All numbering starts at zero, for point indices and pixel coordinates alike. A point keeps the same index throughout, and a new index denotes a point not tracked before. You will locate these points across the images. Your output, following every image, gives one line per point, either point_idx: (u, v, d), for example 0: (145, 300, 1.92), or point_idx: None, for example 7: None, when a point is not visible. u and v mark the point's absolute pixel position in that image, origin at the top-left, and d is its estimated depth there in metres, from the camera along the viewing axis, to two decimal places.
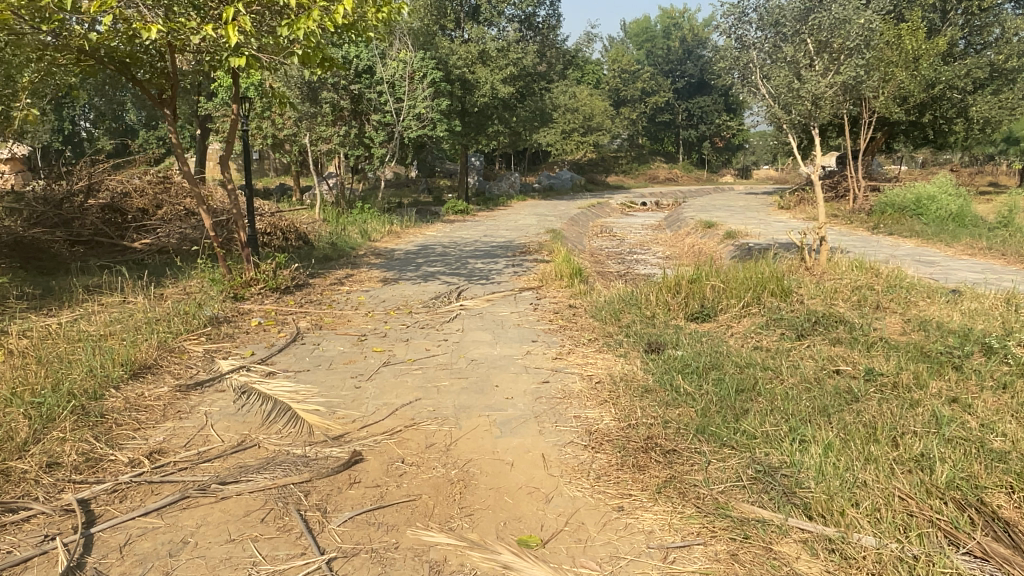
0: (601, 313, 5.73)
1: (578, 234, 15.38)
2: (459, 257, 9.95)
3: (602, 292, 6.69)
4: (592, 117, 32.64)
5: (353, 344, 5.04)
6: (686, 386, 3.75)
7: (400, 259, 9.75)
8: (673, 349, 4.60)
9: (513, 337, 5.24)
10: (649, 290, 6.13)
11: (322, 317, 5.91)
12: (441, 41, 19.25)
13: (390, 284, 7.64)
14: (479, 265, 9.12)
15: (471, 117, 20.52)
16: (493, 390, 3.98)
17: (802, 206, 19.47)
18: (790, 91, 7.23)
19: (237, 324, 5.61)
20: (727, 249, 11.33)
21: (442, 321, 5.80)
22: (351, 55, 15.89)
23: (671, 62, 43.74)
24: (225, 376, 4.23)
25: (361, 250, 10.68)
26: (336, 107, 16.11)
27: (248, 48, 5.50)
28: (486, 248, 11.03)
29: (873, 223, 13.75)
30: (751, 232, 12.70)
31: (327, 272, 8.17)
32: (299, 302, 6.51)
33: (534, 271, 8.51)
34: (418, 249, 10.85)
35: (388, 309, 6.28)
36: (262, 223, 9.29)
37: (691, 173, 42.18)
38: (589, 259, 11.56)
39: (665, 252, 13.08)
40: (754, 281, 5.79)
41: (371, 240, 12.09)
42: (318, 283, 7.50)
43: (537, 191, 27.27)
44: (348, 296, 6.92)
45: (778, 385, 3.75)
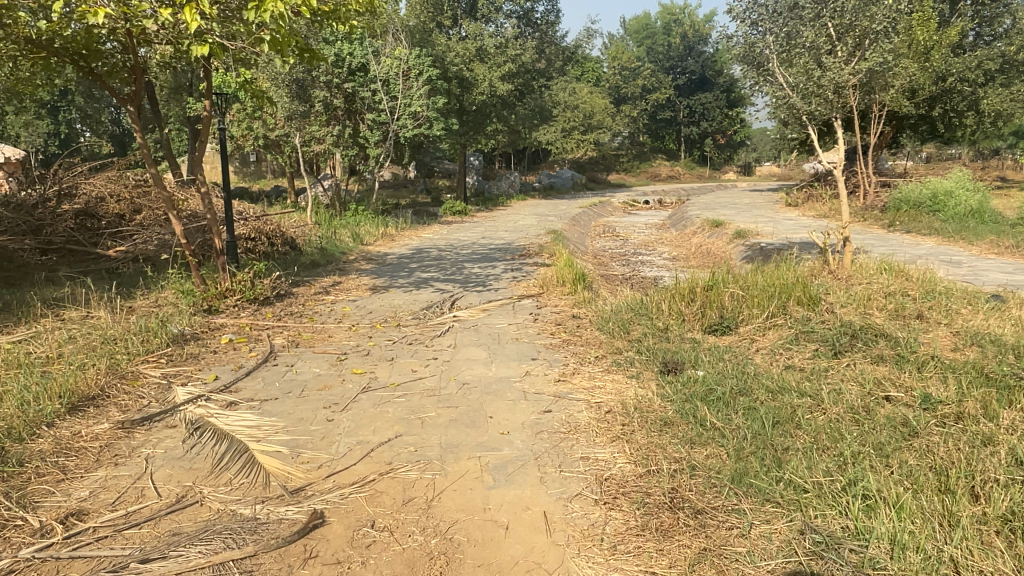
0: (609, 325, 5.17)
1: (580, 234, 14.81)
2: (455, 261, 9.39)
3: (609, 300, 6.14)
4: (593, 114, 32.11)
5: (331, 365, 4.47)
6: (712, 420, 3.20)
7: (393, 264, 9.21)
8: (692, 370, 4.05)
9: (510, 355, 4.66)
10: (660, 299, 5.57)
11: (301, 332, 5.36)
12: (438, 38, 18.69)
13: (379, 293, 7.09)
14: (476, 270, 8.57)
15: (469, 116, 19.97)
16: (486, 423, 3.42)
17: (810, 203, 18.89)
18: (810, 80, 6.68)
19: (204, 342, 5.07)
20: (737, 249, 10.78)
21: (433, 336, 5.23)
22: (344, 52, 15.34)
23: (672, 59, 43.20)
24: (179, 408, 3.68)
25: (352, 254, 10.15)
26: (329, 105, 15.55)
27: (212, 35, 4.92)
28: (484, 251, 10.46)
29: (888, 220, 13.19)
30: (762, 231, 12.13)
31: (313, 280, 7.63)
32: (278, 315, 5.96)
33: (534, 276, 7.96)
34: (413, 253, 10.32)
35: (374, 323, 5.71)
36: (245, 228, 8.76)
37: (693, 171, 41.61)
38: (593, 262, 11.01)
39: (672, 253, 12.53)
40: (777, 287, 5.23)
41: (364, 244, 11.57)
42: (301, 292, 6.96)
43: (537, 191, 26.74)
44: (332, 307, 6.37)
45: (821, 418, 3.20)
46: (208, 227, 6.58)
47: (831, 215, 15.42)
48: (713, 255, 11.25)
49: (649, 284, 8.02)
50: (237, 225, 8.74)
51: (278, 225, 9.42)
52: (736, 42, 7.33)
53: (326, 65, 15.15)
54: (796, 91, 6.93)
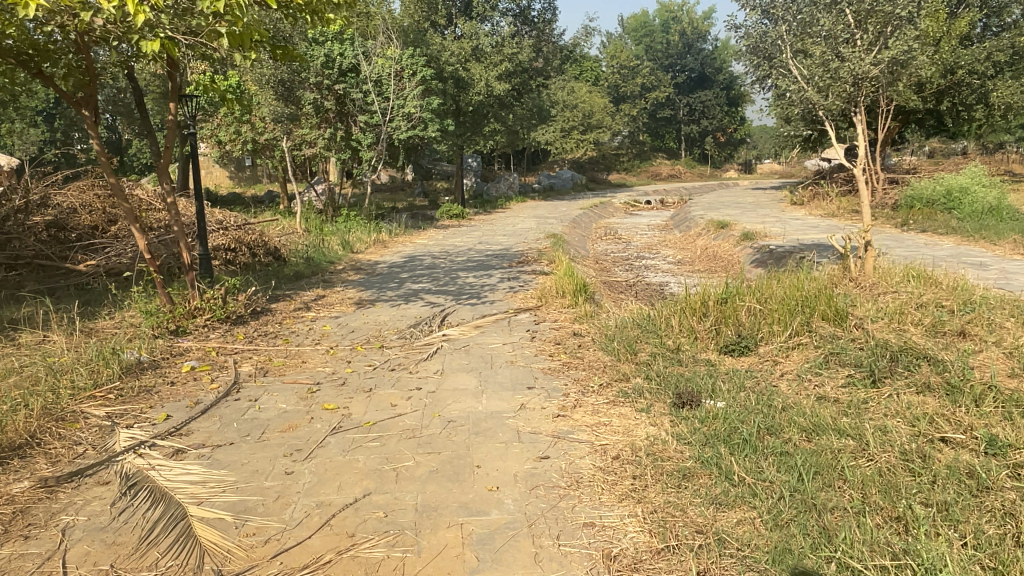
0: (613, 344, 4.65)
1: (580, 237, 14.30)
2: (449, 269, 8.86)
3: (613, 314, 5.62)
4: (592, 114, 31.61)
5: (301, 399, 3.95)
6: (738, 471, 2.69)
7: (383, 274, 8.70)
8: (711, 401, 3.54)
9: (504, 382, 4.14)
10: (670, 313, 5.05)
11: (273, 357, 4.84)
12: (433, 37, 18.19)
13: (364, 307, 6.59)
14: (470, 280, 8.04)
15: (465, 116, 19.48)
16: (472, 474, 2.90)
17: (817, 201, 18.37)
18: (827, 72, 6.13)
19: (164, 371, 4.56)
20: (746, 253, 10.26)
21: (419, 360, 4.70)
22: (334, 53, 14.84)
23: (672, 57, 42.73)
24: (117, 459, 3.18)
25: (340, 263, 9.66)
26: (320, 107, 15.06)
27: (164, 28, 4.45)
28: (480, 258, 9.95)
29: (901, 218, 12.66)
30: (771, 233, 11.61)
31: (294, 293, 7.14)
32: (250, 337, 5.46)
33: (532, 285, 7.45)
34: (405, 261, 9.81)
35: (355, 344, 5.19)
36: (225, 238, 8.29)
37: (695, 169, 41.10)
38: (594, 267, 10.51)
39: (676, 256, 12.02)
40: (800, 300, 4.70)
41: (354, 251, 11.07)
42: (279, 308, 6.47)
43: (537, 192, 26.23)
44: (311, 326, 5.85)
45: (868, 470, 2.70)
46: (176, 239, 6.07)
47: (840, 214, 14.89)
48: (720, 258, 10.73)
49: (656, 294, 7.51)
50: (216, 235, 8.26)
51: (261, 234, 8.94)
52: (749, 33, 6.75)
53: (316, 66, 14.65)
54: (815, 85, 6.34)
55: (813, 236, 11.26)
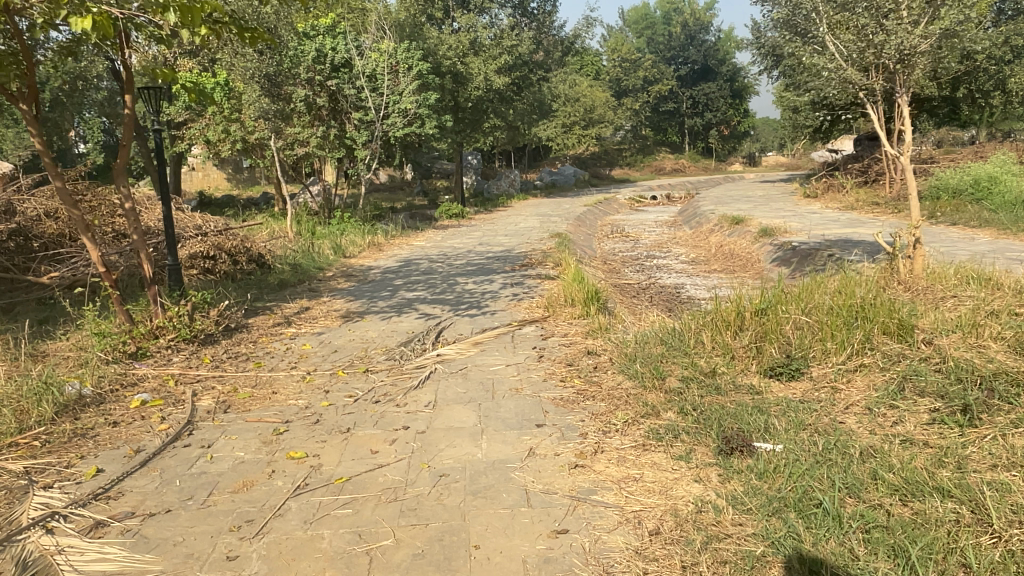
0: (636, 367, 3.97)
1: (586, 236, 13.62)
2: (447, 275, 8.17)
3: (632, 329, 4.94)
4: (593, 109, 30.97)
5: (262, 444, 3.26)
6: (826, 562, 2.03)
7: (376, 281, 8.04)
8: (766, 445, 2.86)
9: (508, 418, 3.44)
10: (700, 329, 4.37)
11: (239, 387, 4.15)
12: (429, 30, 17.47)
13: (351, 321, 5.92)
14: (470, 286, 7.36)
15: (464, 112, 18.77)
16: (470, 560, 2.22)
17: (831, 194, 17.69)
18: (867, 48, 5.48)
19: (109, 407, 3.88)
20: (767, 252, 9.58)
21: (409, 388, 4.00)
22: (325, 47, 14.14)
23: (674, 49, 42.02)
24: (20, 539, 2.50)
25: (331, 269, 9.01)
26: (313, 104, 14.40)
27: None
28: (480, 261, 9.29)
29: (926, 209, 11.93)
30: (791, 228, 10.91)
31: (275, 306, 6.47)
32: (217, 361, 4.78)
33: (539, 291, 6.77)
34: (400, 266, 9.15)
35: (337, 367, 4.49)
36: (202, 244, 7.65)
37: (699, 163, 40.38)
38: (603, 269, 9.85)
39: (690, 254, 11.34)
40: (854, 311, 4.01)
41: (347, 255, 10.40)
42: (257, 324, 5.80)
43: (539, 189, 25.57)
44: (289, 345, 5.17)
45: (999, 555, 2.02)
46: (136, 250, 5.33)
47: (859, 207, 14.15)
48: (737, 258, 10.05)
49: (674, 304, 6.82)
50: (193, 241, 7.63)
51: (244, 239, 8.29)
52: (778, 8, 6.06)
53: (307, 61, 13.92)
54: (854, 62, 5.64)
55: (837, 232, 10.54)
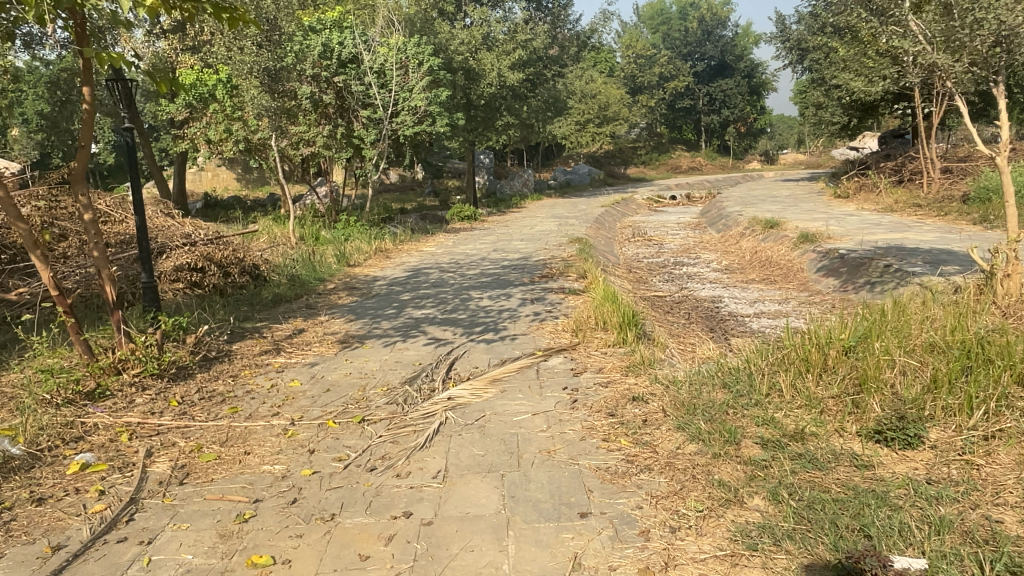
0: (701, 426, 3.15)
1: (607, 240, 12.83)
2: (460, 287, 7.40)
3: (683, 368, 4.12)
4: (608, 106, 30.18)
5: (218, 542, 2.47)
6: None
7: (381, 294, 7.28)
8: (910, 562, 1.99)
9: (543, 501, 2.64)
10: (774, 372, 3.56)
11: (204, 446, 3.38)
12: (440, 25, 16.68)
13: (350, 348, 5.14)
14: (485, 303, 6.59)
15: (477, 110, 17.95)
16: None
17: (864, 194, 16.79)
18: (960, 28, 4.71)
19: (38, 473, 3.11)
20: (810, 261, 8.74)
21: (413, 448, 3.21)
22: (331, 41, 13.47)
23: (690, 45, 41.09)
24: None
25: (333, 280, 8.27)
26: (319, 102, 13.65)
27: None
28: (496, 271, 8.52)
29: (977, 209, 10.99)
30: (832, 233, 10.03)
31: (264, 328, 5.72)
32: (186, 405, 4.00)
33: (565, 311, 5.99)
34: (409, 276, 8.39)
35: (327, 415, 3.71)
36: (189, 256, 6.98)
37: (716, 161, 39.44)
38: (630, 278, 9.06)
39: (722, 261, 10.52)
40: (976, 354, 3.19)
41: (353, 263, 9.64)
42: (242, 351, 5.04)
43: (554, 189, 24.79)
44: (274, 382, 4.39)
45: None
46: (97, 270, 4.53)
47: (898, 208, 13.23)
48: (775, 266, 9.21)
49: (717, 333, 6.02)
50: (179, 253, 6.96)
51: (236, 248, 7.56)
52: None
53: (313, 56, 13.28)
54: (940, 45, 4.91)
55: (884, 237, 9.66)
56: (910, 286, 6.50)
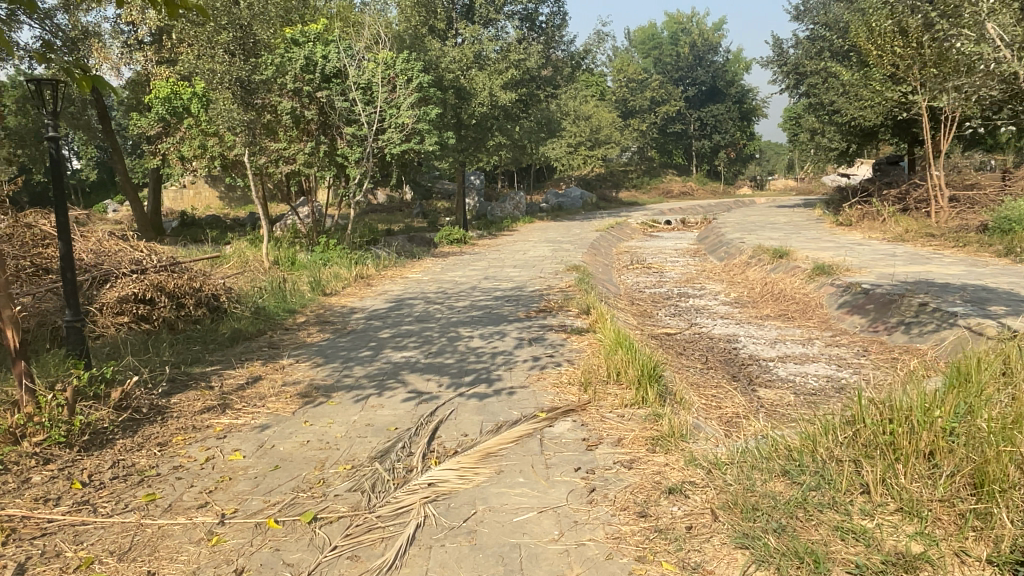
0: (770, 547, 2.33)
1: (604, 268, 12.06)
2: (447, 323, 6.57)
3: (724, 446, 3.30)
4: (600, 129, 29.72)
5: None
6: None
7: (357, 330, 6.44)
8: None
9: None
10: (852, 464, 2.76)
11: (97, 560, 2.53)
12: (431, 42, 16.19)
13: (313, 402, 4.30)
14: (476, 342, 5.75)
15: (467, 130, 17.17)
16: None
17: (868, 222, 16.17)
18: None
19: None
20: (831, 297, 8.00)
21: (378, 570, 2.37)
22: (315, 55, 12.66)
23: (682, 70, 40.82)
24: None
25: (304, 312, 7.43)
26: (301, 119, 12.84)
27: None
28: (487, 303, 7.71)
29: (999, 240, 10.29)
30: (849, 265, 9.30)
31: (214, 375, 4.89)
32: (92, 489, 3.14)
33: (568, 356, 5.18)
34: (390, 308, 7.57)
35: (269, 509, 2.86)
36: (138, 285, 6.15)
37: (706, 186, 39.02)
38: (633, 312, 8.27)
39: (729, 292, 9.78)
40: None
41: (328, 291, 8.76)
42: (179, 408, 4.20)
43: (545, 212, 24.11)
44: (211, 455, 3.52)
45: None
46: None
47: (910, 238, 12.53)
48: (790, 300, 8.46)
49: (743, 385, 5.24)
50: (126, 282, 6.14)
51: (193, 277, 6.74)
52: None
53: (295, 70, 12.42)
54: None
55: (906, 270, 8.93)
56: (955, 330, 5.75)
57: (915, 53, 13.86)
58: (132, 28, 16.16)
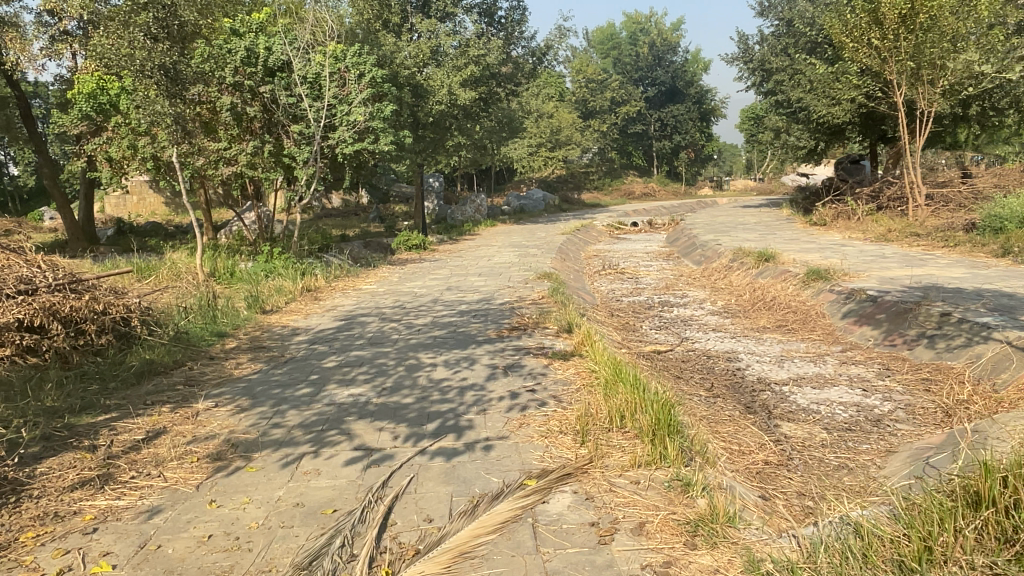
0: None
1: (576, 274, 11.20)
2: (405, 347, 5.57)
3: (789, 535, 2.40)
4: (560, 130, 29.13)
5: None
6: None
7: (299, 357, 5.37)
8: None
9: None
10: None
11: None
12: (385, 36, 15.17)
13: (224, 471, 3.25)
14: (440, 372, 4.76)
15: (424, 130, 16.28)
16: None
17: (843, 223, 15.68)
18: None
19: None
20: (832, 306, 7.23)
21: None
22: (257, 46, 11.49)
23: (641, 70, 40.29)
24: None
25: (238, 336, 6.34)
26: (241, 115, 11.52)
27: None
28: (450, 320, 6.73)
29: (993, 240, 9.71)
30: (843, 269, 8.57)
31: (107, 431, 3.82)
32: None
33: (555, 390, 4.23)
34: (340, 328, 6.52)
35: None
36: (25, 310, 5.00)
37: (668, 187, 38.67)
38: (615, 325, 7.39)
39: (715, 300, 8.97)
40: None
41: (268, 308, 7.64)
42: (40, 487, 3.12)
43: (508, 215, 23.21)
44: (66, 566, 2.48)
45: None
46: None
47: (894, 238, 11.95)
48: (786, 309, 7.68)
49: (761, 421, 4.39)
50: (10, 305, 4.98)
51: (101, 298, 5.61)
52: None
53: (234, 62, 11.24)
54: None
55: (903, 273, 8.23)
56: (992, 345, 4.98)
57: (891, 48, 13.16)
58: (55, 18, 14.66)
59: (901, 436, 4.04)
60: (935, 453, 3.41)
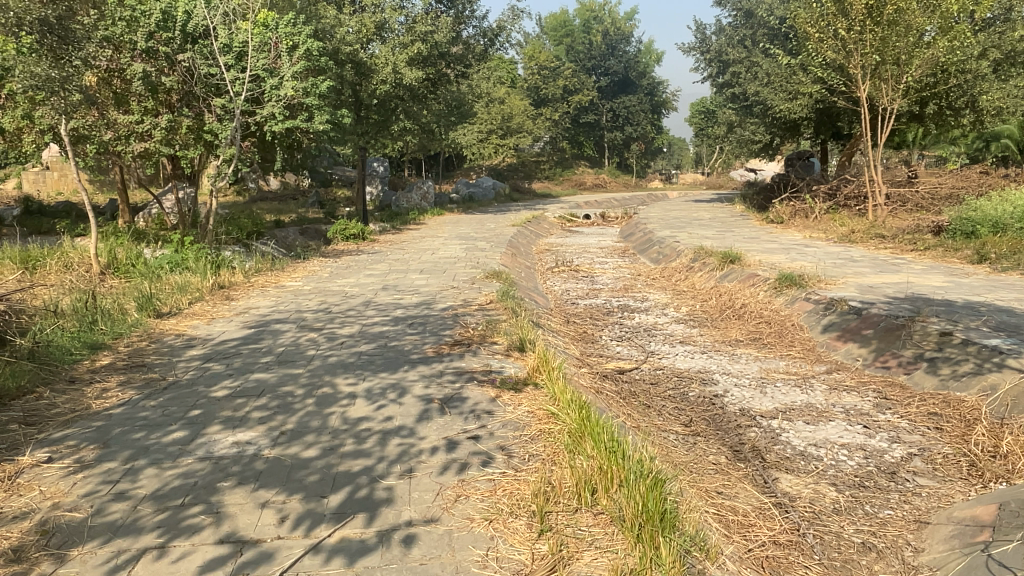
0: None
1: (526, 271, 10.29)
2: (320, 368, 4.56)
3: None
4: (512, 117, 28.10)
5: None
6: None
7: (185, 382, 4.28)
8: None
9: None
10: None
11: None
12: (325, 8, 13.91)
13: None
14: (357, 408, 3.77)
15: (367, 110, 15.13)
16: None
17: (801, 220, 15.22)
18: None
19: None
20: (811, 317, 6.52)
21: None
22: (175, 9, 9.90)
23: (594, 59, 39.45)
24: None
25: (120, 347, 5.20)
26: (154, 86, 9.87)
27: None
28: (380, 330, 5.71)
29: (966, 244, 9.22)
30: (818, 274, 7.89)
31: None
32: None
33: (500, 437, 3.30)
34: (248, 338, 5.44)
35: None
36: None
37: (619, 178, 38.15)
38: (572, 335, 6.52)
39: (679, 305, 8.19)
40: None
41: (167, 311, 6.48)
42: None
43: (456, 204, 22.16)
44: None
45: None
46: None
47: (858, 238, 11.45)
48: (758, 318, 6.95)
49: (755, 472, 3.57)
50: None
51: None
52: None
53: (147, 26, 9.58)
54: None
55: (881, 280, 7.62)
56: (1009, 375, 4.27)
57: (856, 40, 12.60)
58: None
59: (928, 500, 3.29)
60: (996, 542, 2.63)
